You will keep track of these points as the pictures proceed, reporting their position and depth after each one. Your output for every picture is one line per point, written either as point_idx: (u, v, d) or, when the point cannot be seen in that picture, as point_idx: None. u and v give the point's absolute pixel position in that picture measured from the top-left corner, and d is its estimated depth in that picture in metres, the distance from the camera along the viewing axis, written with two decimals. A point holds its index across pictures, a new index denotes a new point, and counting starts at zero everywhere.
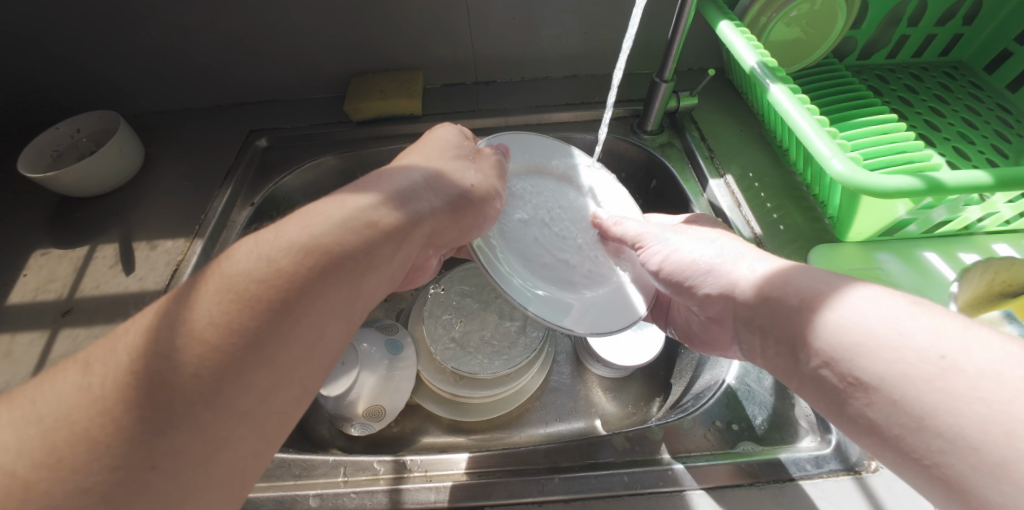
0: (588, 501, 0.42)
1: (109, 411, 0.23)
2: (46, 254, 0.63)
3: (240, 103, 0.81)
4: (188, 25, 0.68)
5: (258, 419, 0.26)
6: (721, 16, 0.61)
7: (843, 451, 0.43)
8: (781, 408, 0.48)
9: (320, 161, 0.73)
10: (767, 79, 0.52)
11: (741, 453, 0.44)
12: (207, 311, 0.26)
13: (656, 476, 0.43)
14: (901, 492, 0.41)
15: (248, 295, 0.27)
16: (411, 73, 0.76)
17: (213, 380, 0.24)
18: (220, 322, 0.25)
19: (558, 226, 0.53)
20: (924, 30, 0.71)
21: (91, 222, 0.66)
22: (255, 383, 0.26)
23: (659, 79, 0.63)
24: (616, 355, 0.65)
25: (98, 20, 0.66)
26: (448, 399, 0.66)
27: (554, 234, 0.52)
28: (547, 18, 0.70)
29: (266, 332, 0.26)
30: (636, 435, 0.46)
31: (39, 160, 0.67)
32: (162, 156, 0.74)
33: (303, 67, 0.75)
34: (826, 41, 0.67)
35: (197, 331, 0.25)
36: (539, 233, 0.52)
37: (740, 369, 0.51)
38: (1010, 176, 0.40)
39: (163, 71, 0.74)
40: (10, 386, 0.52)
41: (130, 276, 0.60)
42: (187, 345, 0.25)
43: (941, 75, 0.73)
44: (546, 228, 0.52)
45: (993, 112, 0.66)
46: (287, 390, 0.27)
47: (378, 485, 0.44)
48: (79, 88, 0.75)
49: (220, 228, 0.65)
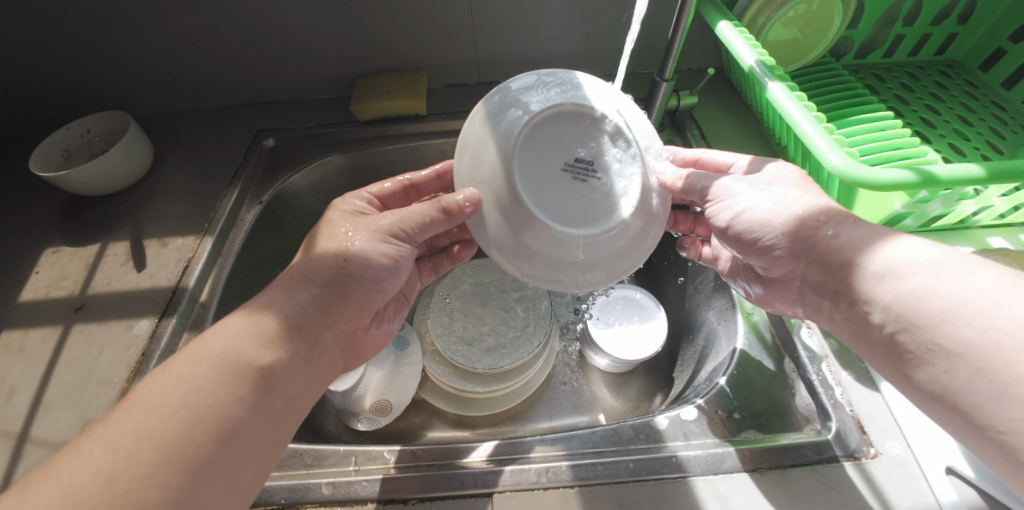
0: (594, 489, 0.43)
1: (154, 451, 0.33)
2: (57, 251, 0.64)
3: (247, 103, 0.82)
4: (197, 28, 0.69)
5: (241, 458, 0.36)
6: (719, 16, 0.63)
7: (843, 438, 0.44)
8: (782, 397, 0.49)
9: (327, 160, 0.74)
10: (765, 77, 0.54)
11: (742, 441, 0.45)
12: (240, 347, 0.39)
13: (660, 463, 0.44)
14: (900, 477, 0.42)
15: (265, 352, 0.40)
16: (415, 74, 0.77)
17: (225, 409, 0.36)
18: (235, 377, 0.37)
19: (564, 201, 0.42)
20: (919, 30, 0.72)
21: (102, 220, 0.67)
22: (243, 429, 0.37)
23: (660, 78, 0.64)
24: (620, 347, 0.66)
25: (107, 21, 0.67)
26: (452, 394, 0.69)
27: (569, 168, 0.43)
28: (549, 18, 0.71)
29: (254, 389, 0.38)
30: (640, 424, 0.47)
31: (51, 159, 0.68)
32: (171, 155, 0.75)
33: (310, 69, 0.77)
34: (823, 41, 0.68)
35: (234, 373, 0.37)
36: (551, 144, 0.43)
37: (741, 360, 0.51)
38: (1001, 170, 0.42)
39: (171, 73, 0.75)
40: (23, 381, 0.53)
41: (141, 273, 0.61)
42: (226, 372, 0.37)
43: (937, 74, 0.74)
44: (558, 157, 0.43)
45: (988, 109, 0.67)
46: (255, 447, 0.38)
47: (389, 473, 0.45)
48: (90, 90, 0.76)
49: (229, 225, 0.66)
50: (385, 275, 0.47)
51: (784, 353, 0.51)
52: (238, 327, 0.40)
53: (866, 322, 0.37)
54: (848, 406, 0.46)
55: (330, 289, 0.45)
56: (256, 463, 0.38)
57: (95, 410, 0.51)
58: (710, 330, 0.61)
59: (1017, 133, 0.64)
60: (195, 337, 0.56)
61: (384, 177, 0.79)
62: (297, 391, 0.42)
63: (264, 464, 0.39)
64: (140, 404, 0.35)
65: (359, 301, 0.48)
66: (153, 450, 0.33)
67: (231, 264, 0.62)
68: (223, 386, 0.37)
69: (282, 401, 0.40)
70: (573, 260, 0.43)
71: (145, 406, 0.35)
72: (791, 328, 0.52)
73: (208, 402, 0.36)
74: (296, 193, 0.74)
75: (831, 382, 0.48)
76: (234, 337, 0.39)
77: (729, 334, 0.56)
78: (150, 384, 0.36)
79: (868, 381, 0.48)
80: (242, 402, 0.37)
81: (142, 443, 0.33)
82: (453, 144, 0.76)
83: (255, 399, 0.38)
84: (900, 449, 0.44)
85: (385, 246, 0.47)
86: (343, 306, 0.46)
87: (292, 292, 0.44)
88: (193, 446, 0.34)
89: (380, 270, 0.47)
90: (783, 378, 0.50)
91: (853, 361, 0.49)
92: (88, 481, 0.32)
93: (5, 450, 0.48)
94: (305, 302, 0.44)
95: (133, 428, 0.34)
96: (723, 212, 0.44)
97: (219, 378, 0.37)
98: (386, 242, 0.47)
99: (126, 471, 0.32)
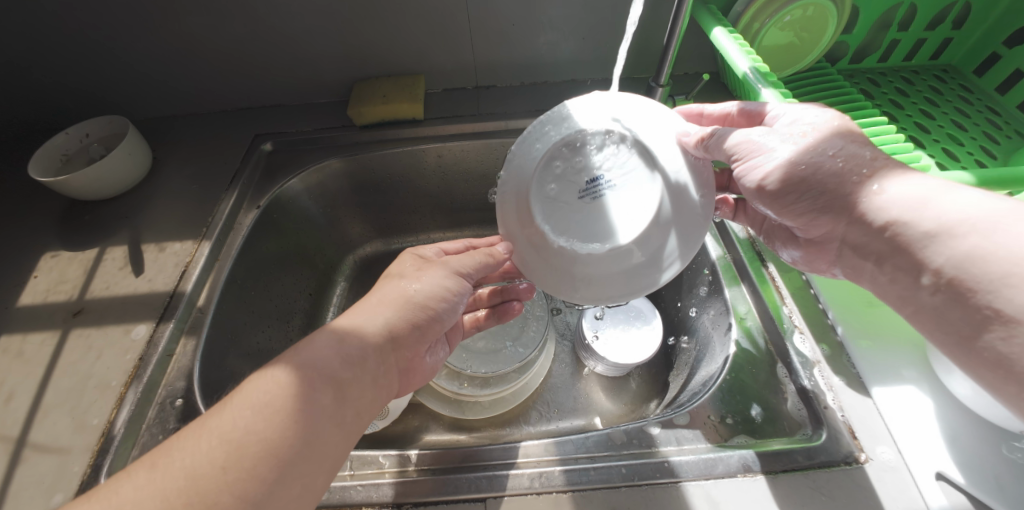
0: (587, 494, 0.43)
1: (247, 450, 0.33)
2: (56, 256, 0.65)
3: (246, 107, 0.82)
4: (196, 32, 0.69)
5: (320, 463, 0.36)
6: (714, 22, 0.63)
7: (834, 443, 0.44)
8: (774, 402, 0.49)
9: (325, 164, 0.75)
10: (759, 83, 0.54)
11: (735, 446, 0.45)
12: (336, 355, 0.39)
13: (653, 468, 0.44)
14: (890, 483, 0.42)
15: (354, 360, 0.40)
16: (413, 78, 0.77)
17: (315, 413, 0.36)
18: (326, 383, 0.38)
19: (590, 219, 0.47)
20: (914, 35, 0.73)
21: (100, 224, 0.68)
22: (324, 435, 0.36)
23: (655, 83, 0.65)
24: (615, 350, 0.67)
25: (106, 26, 0.67)
26: (448, 398, 0.69)
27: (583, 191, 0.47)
28: (546, 23, 0.72)
29: (339, 396, 0.38)
30: (633, 429, 0.48)
31: (50, 164, 0.68)
32: (170, 159, 0.76)
33: (308, 73, 0.77)
34: (817, 46, 0.69)
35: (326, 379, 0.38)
36: (561, 175, 0.48)
37: (734, 365, 0.52)
38: (992, 177, 0.42)
39: (170, 77, 0.76)
40: (22, 385, 0.53)
41: (140, 277, 0.62)
42: (320, 377, 0.38)
43: (932, 79, 0.74)
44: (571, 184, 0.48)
45: (982, 114, 0.68)
46: (332, 454, 0.37)
47: (384, 478, 0.46)
48: (90, 94, 0.77)
49: (226, 229, 0.67)
50: (448, 310, 0.48)
51: (776, 358, 0.52)
52: (334, 334, 0.41)
53: (915, 284, 0.35)
54: (839, 411, 0.47)
55: (404, 316, 0.45)
56: (329, 469, 0.37)
57: (94, 414, 0.51)
58: (704, 335, 0.61)
59: (1011, 138, 0.64)
60: (193, 341, 0.57)
61: (382, 181, 0.80)
62: (373, 402, 0.41)
63: (332, 477, 0.37)
64: (244, 401, 0.35)
65: (434, 323, 0.47)
66: (245, 448, 0.33)
67: (229, 268, 0.63)
68: (315, 389, 0.37)
69: (360, 410, 0.40)
70: (634, 265, 0.45)
71: (247, 403, 0.35)
72: (783, 333, 0.53)
73: (301, 405, 0.36)
74: (294, 196, 0.74)
75: (823, 387, 0.48)
76: (329, 344, 0.40)
77: (723, 339, 0.56)
78: (252, 382, 0.36)
79: (860, 386, 0.48)
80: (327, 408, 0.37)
81: (232, 440, 0.33)
82: (451, 148, 0.77)
83: (336, 412, 0.38)
84: (891, 455, 0.44)
85: (446, 279, 0.48)
86: (408, 335, 0.45)
87: (379, 305, 0.44)
88: (282, 448, 0.34)
89: (443, 303, 0.48)
90: (775, 383, 0.50)
91: (845, 367, 0.50)
92: (184, 478, 0.32)
93: (5, 454, 0.48)
94: (392, 315, 0.44)
95: (235, 424, 0.34)
96: (752, 170, 0.42)
97: (312, 380, 0.37)
98: (454, 277, 0.49)
99: (219, 468, 0.32)
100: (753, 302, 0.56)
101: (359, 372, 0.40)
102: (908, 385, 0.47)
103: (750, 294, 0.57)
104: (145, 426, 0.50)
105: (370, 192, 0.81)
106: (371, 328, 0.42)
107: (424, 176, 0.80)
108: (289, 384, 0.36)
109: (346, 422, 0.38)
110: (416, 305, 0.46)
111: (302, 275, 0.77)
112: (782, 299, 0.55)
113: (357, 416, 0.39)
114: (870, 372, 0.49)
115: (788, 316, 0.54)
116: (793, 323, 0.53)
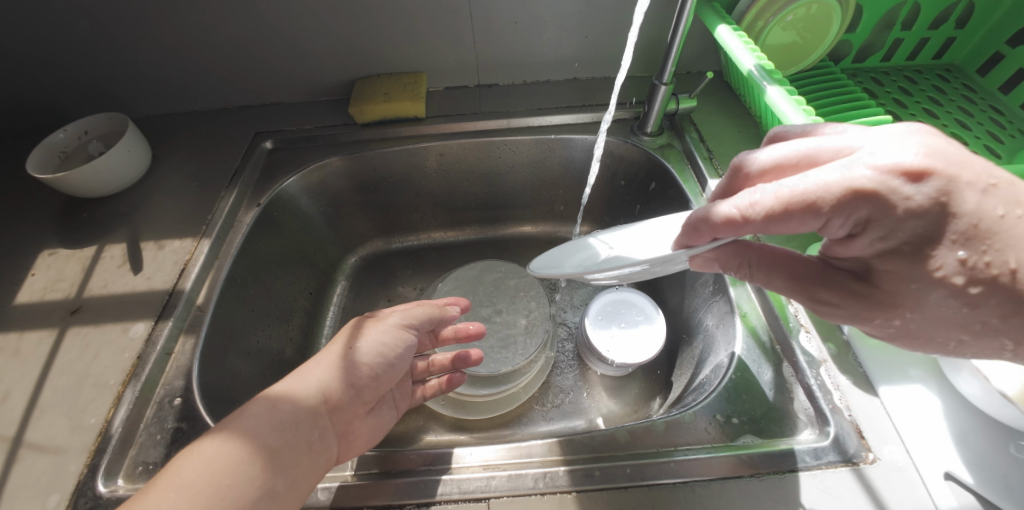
0: (592, 494, 0.42)
1: None
2: (53, 253, 0.64)
3: (246, 105, 0.82)
4: (195, 29, 0.69)
5: None
6: (718, 20, 0.63)
7: (841, 443, 0.44)
8: (781, 402, 0.48)
9: (326, 162, 0.74)
10: (765, 80, 0.54)
11: (741, 445, 0.45)
12: (273, 420, 0.41)
13: (658, 468, 0.44)
14: (897, 483, 0.42)
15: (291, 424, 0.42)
16: (414, 77, 0.77)
17: (248, 482, 0.37)
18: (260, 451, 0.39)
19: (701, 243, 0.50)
20: (917, 34, 0.72)
21: (99, 222, 0.67)
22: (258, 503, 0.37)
23: (659, 81, 0.65)
24: (616, 349, 0.66)
25: (104, 21, 0.67)
26: (450, 397, 0.68)
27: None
28: (549, 21, 0.71)
29: (274, 460, 0.39)
30: (638, 428, 0.47)
31: (48, 161, 0.68)
32: (169, 157, 0.75)
33: (309, 71, 0.77)
34: (819, 47, 0.69)
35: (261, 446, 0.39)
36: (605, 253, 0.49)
37: (740, 364, 0.51)
38: None
39: (169, 74, 0.75)
40: (18, 383, 0.53)
41: (138, 275, 0.61)
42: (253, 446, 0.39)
43: (935, 78, 0.74)
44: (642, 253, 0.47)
45: (986, 113, 0.67)
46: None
47: (388, 478, 0.45)
48: (88, 90, 0.76)
49: (226, 228, 0.66)
50: (387, 368, 0.51)
51: (782, 357, 0.51)
52: (272, 401, 0.43)
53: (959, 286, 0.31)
54: (846, 411, 0.46)
55: (334, 376, 0.46)
56: None
57: (91, 414, 0.50)
58: (708, 334, 0.61)
59: (1015, 137, 0.64)
60: (192, 340, 0.56)
61: (382, 180, 0.79)
62: (311, 467, 0.42)
63: None
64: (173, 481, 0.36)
65: (376, 381, 0.50)
66: None
67: (229, 267, 0.62)
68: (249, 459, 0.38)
69: (297, 473, 0.40)
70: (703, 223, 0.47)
71: (173, 482, 0.36)
72: (789, 332, 0.52)
73: (231, 479, 0.37)
74: (294, 195, 0.73)
75: (830, 386, 0.48)
76: (266, 410, 0.42)
77: (727, 339, 0.56)
78: (181, 459, 0.37)
79: (867, 386, 0.48)
80: (260, 475, 0.38)
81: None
82: (453, 147, 0.76)
83: (271, 478, 0.38)
84: (898, 455, 0.43)
85: (389, 335, 0.52)
86: (343, 396, 0.47)
87: (305, 371, 0.47)
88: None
89: (381, 360, 0.50)
90: (781, 383, 0.50)
91: (852, 366, 0.49)
92: None
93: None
94: (327, 377, 0.46)
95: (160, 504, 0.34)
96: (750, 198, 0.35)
97: (247, 450, 0.38)
98: (403, 330, 0.53)
99: None
100: (758, 300, 0.56)
101: (290, 438, 0.41)
102: (915, 384, 0.47)
103: (755, 292, 0.57)
104: (143, 426, 0.50)
105: (370, 190, 0.80)
106: (306, 393, 0.44)
107: (426, 175, 0.80)
108: (206, 462, 0.37)
109: (284, 485, 0.39)
110: (355, 364, 0.48)
111: (303, 274, 0.77)
112: (788, 297, 0.55)
113: (294, 480, 0.40)
114: (876, 372, 0.48)
115: (793, 315, 0.53)
116: (799, 322, 0.53)
